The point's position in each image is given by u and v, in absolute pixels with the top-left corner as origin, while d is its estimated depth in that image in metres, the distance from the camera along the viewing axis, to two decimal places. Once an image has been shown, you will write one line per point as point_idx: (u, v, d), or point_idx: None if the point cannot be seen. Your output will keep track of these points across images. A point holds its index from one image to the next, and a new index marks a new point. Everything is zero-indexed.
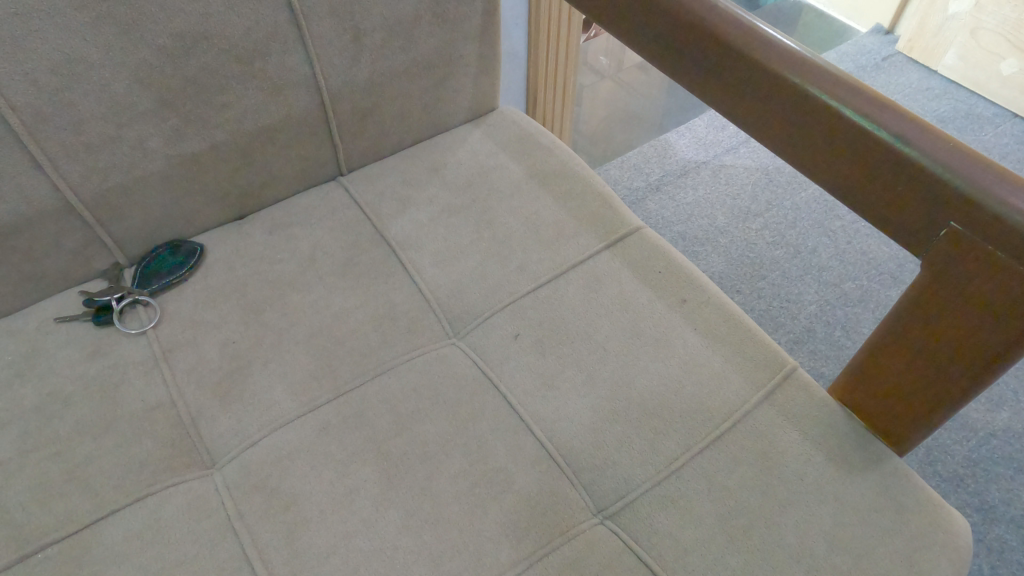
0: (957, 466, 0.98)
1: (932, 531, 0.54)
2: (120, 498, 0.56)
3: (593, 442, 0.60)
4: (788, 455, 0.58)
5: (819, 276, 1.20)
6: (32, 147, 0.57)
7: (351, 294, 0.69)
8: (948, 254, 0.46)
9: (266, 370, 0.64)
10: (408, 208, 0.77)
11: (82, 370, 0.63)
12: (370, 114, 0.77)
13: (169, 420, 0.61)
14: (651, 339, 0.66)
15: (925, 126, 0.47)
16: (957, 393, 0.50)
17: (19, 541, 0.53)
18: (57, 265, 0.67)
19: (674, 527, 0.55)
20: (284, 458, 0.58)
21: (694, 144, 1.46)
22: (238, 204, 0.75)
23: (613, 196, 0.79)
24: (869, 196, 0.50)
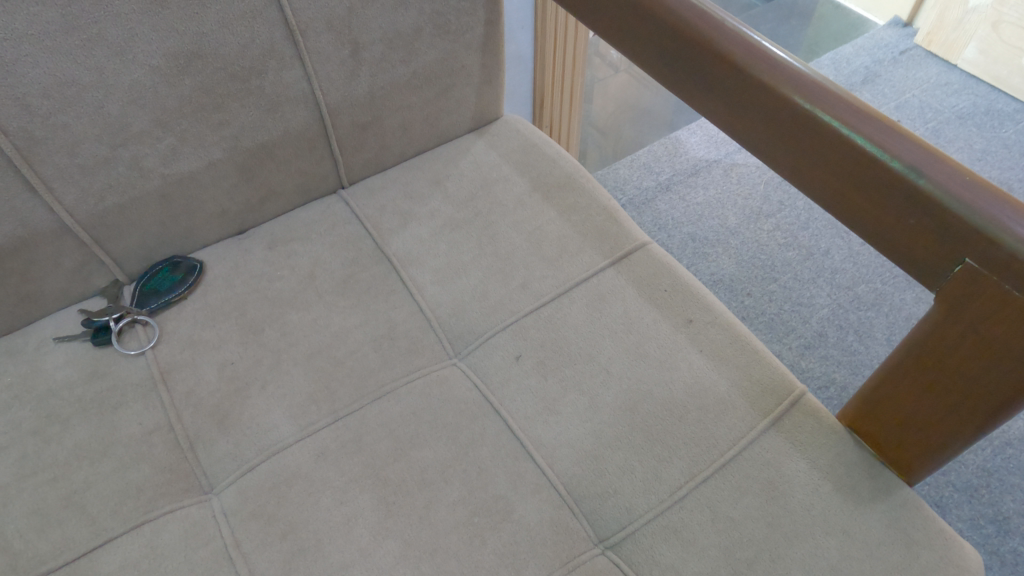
0: (971, 476, 0.96)
1: (943, 566, 0.53)
2: (118, 525, 0.55)
3: (594, 469, 0.59)
4: (794, 485, 0.57)
5: (831, 280, 1.18)
6: (26, 171, 0.57)
7: (351, 313, 0.69)
8: (963, 289, 0.44)
9: (264, 392, 0.63)
10: (409, 223, 0.76)
11: (81, 392, 0.63)
12: (370, 127, 0.75)
13: (166, 443, 0.60)
14: (656, 360, 0.65)
15: (939, 156, 0.45)
16: (971, 430, 0.48)
17: (18, 569, 0.53)
18: (56, 284, 0.66)
19: (676, 559, 0.54)
20: (282, 484, 0.58)
21: (705, 143, 1.43)
22: (238, 220, 0.74)
23: (619, 210, 0.77)
24: (881, 226, 0.49)
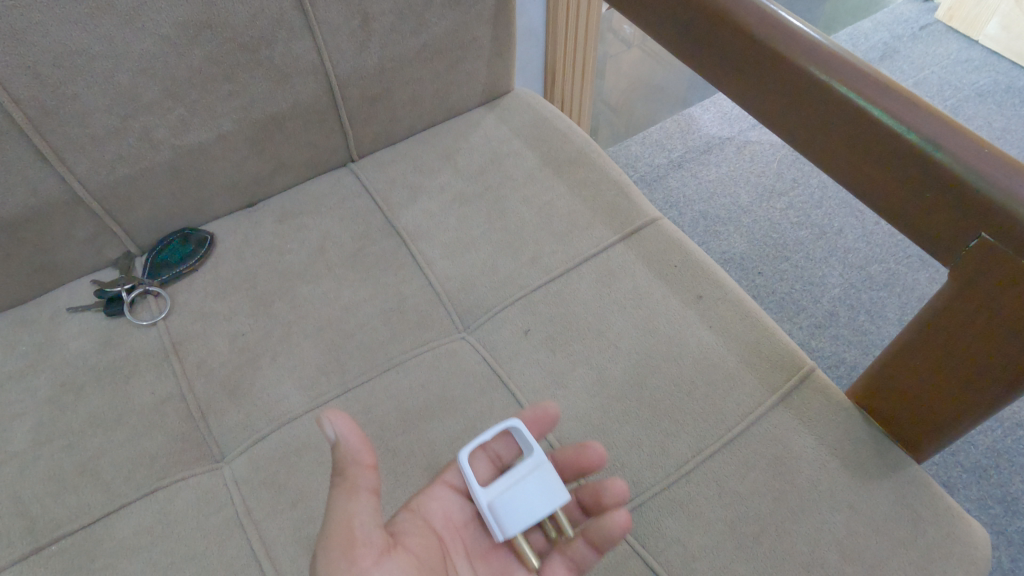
0: (980, 457, 0.95)
1: (949, 543, 0.53)
2: (132, 492, 0.56)
3: (602, 443, 0.59)
4: (802, 461, 0.57)
5: (844, 259, 1.17)
6: (37, 141, 0.57)
7: (360, 286, 0.69)
8: (979, 265, 0.43)
9: (275, 363, 0.64)
10: (419, 196, 0.76)
11: (95, 362, 0.63)
12: (380, 100, 0.75)
13: (178, 413, 0.61)
14: (665, 336, 0.65)
15: (958, 129, 0.44)
16: (983, 407, 0.48)
17: (34, 533, 0.54)
18: (68, 254, 0.67)
19: (682, 532, 0.54)
20: (292, 454, 0.58)
21: (718, 120, 1.41)
22: (247, 192, 0.74)
23: (630, 185, 0.77)
24: (896, 200, 0.48)
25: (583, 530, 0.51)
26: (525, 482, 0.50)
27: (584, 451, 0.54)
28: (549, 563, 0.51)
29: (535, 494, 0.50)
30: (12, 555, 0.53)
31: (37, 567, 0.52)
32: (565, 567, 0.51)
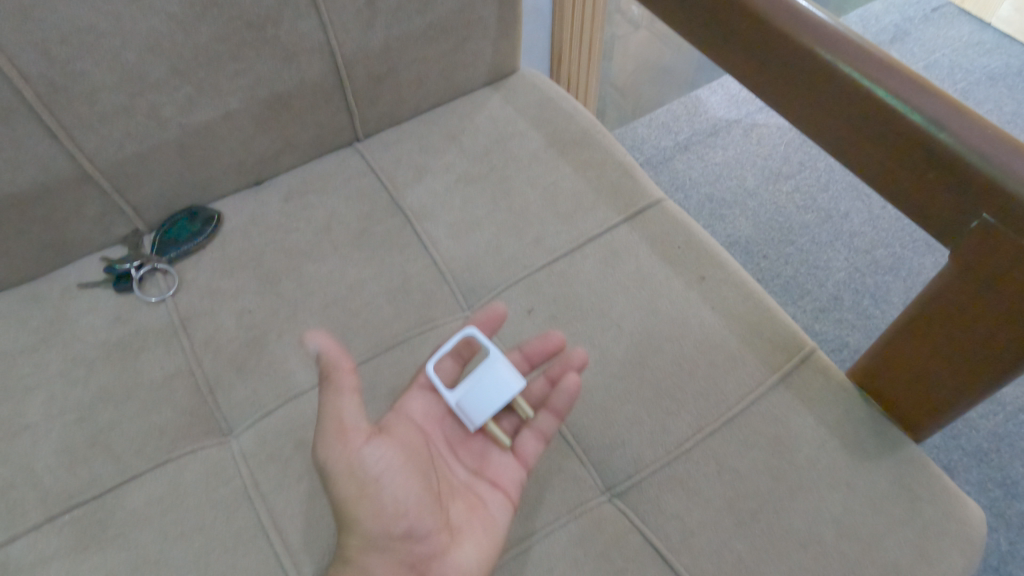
0: (981, 441, 0.96)
1: (945, 522, 0.54)
2: (142, 464, 0.57)
3: (603, 421, 0.60)
4: (801, 440, 0.57)
5: (849, 243, 1.17)
6: (46, 118, 0.57)
7: (366, 265, 0.69)
8: (980, 246, 0.44)
9: (282, 341, 0.64)
10: (424, 176, 0.76)
11: (105, 337, 0.65)
12: (385, 79, 0.75)
13: (187, 388, 0.62)
14: (667, 316, 0.65)
15: (962, 110, 0.44)
16: (981, 387, 0.48)
17: (48, 503, 0.55)
18: (78, 232, 0.68)
19: (681, 508, 0.55)
20: (298, 429, 0.59)
21: (725, 103, 1.41)
22: (254, 171, 0.75)
23: (634, 166, 0.77)
24: (899, 181, 0.48)
25: (547, 404, 0.58)
26: (482, 380, 0.57)
27: (545, 341, 0.61)
28: (520, 438, 0.58)
29: (491, 386, 0.57)
30: (26, 524, 0.54)
31: (51, 536, 0.54)
32: (534, 437, 0.58)
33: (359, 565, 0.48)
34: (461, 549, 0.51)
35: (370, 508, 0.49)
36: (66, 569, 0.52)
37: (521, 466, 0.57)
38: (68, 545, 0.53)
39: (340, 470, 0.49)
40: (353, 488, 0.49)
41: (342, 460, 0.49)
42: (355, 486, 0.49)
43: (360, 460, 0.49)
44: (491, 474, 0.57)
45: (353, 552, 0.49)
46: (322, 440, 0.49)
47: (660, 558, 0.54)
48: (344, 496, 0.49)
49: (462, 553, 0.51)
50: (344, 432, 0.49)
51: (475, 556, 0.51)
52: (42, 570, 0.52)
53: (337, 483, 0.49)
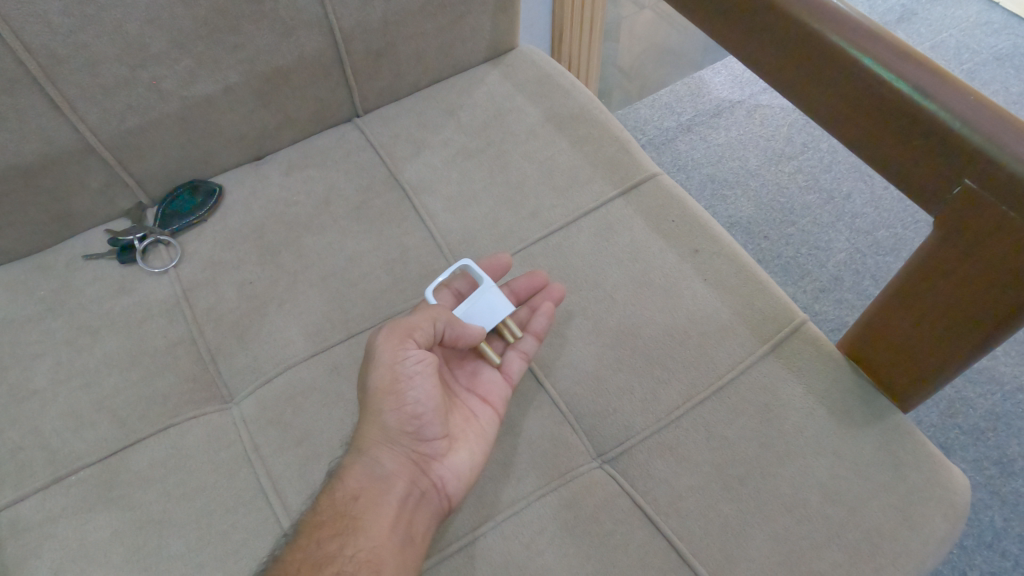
0: (978, 419, 0.94)
1: (930, 488, 0.55)
2: (146, 428, 0.59)
3: (595, 390, 0.61)
4: (790, 409, 0.58)
5: (851, 223, 1.16)
6: (50, 89, 0.59)
7: (364, 238, 0.70)
8: (962, 213, 0.44)
9: (281, 311, 0.66)
10: (423, 150, 0.77)
11: (110, 306, 0.66)
12: (384, 54, 0.76)
13: (190, 355, 0.64)
14: (661, 288, 0.66)
15: (946, 79, 0.45)
16: (964, 354, 0.49)
17: (55, 464, 0.57)
18: (83, 204, 0.69)
19: (670, 473, 0.57)
20: (298, 396, 0.61)
21: (729, 82, 1.40)
22: (255, 146, 0.76)
23: (631, 142, 0.77)
24: (886, 151, 0.49)
25: (527, 327, 0.62)
26: (478, 302, 0.62)
27: (531, 276, 0.64)
28: (506, 356, 0.62)
29: (483, 310, 0.62)
30: (34, 484, 0.56)
31: (59, 495, 0.56)
32: (518, 357, 0.62)
33: (371, 454, 0.55)
34: (456, 454, 0.57)
35: (394, 405, 0.55)
36: (72, 527, 0.54)
37: (507, 383, 0.61)
38: (75, 504, 0.55)
39: (383, 368, 0.54)
40: (387, 386, 0.54)
41: (391, 358, 0.54)
42: (389, 384, 0.54)
43: (403, 362, 0.54)
44: (484, 390, 0.61)
45: (368, 440, 0.55)
46: (381, 340, 0.55)
47: (648, 521, 0.55)
48: (376, 389, 0.55)
49: (456, 459, 0.57)
50: (405, 337, 0.55)
51: (467, 463, 0.56)
52: (50, 527, 0.54)
53: (377, 378, 0.55)
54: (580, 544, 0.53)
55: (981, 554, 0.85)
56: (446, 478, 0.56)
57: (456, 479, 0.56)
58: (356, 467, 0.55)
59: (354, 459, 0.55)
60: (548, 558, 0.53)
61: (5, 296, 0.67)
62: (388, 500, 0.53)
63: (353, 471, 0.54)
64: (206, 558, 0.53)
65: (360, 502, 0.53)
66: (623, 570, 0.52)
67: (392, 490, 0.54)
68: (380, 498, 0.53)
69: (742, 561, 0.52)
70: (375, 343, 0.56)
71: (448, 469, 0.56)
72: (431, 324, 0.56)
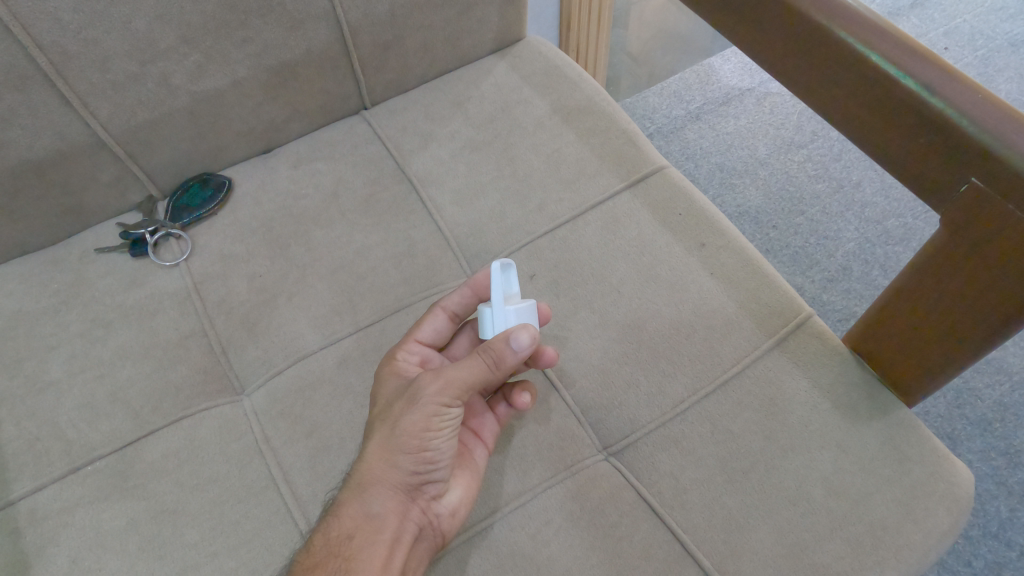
0: (986, 410, 0.94)
1: (933, 482, 0.55)
2: (159, 420, 0.60)
3: (601, 383, 0.62)
4: (794, 402, 0.59)
5: (860, 213, 1.15)
6: (61, 85, 0.59)
7: (372, 231, 0.71)
8: (969, 210, 0.44)
9: (291, 303, 0.67)
10: (430, 143, 0.77)
11: (122, 299, 0.67)
12: (391, 46, 0.76)
13: (201, 347, 0.65)
14: (667, 282, 0.66)
15: (954, 75, 0.44)
16: (969, 350, 0.49)
17: (71, 454, 0.58)
18: (94, 197, 0.70)
19: (675, 466, 0.57)
20: (307, 388, 0.62)
21: (738, 70, 1.39)
22: (264, 139, 0.77)
23: (638, 134, 0.77)
24: (894, 148, 0.49)
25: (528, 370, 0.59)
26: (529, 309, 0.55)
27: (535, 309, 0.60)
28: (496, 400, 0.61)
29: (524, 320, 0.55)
30: (52, 474, 0.58)
31: (75, 485, 0.57)
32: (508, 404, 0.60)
33: (373, 490, 0.50)
34: (450, 496, 0.54)
35: (416, 449, 0.50)
36: (89, 516, 0.55)
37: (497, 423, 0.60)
38: (91, 494, 0.56)
39: (422, 413, 0.49)
40: (417, 431, 0.49)
41: (433, 407, 0.50)
42: (420, 430, 0.49)
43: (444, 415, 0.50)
44: (472, 427, 0.59)
45: (371, 477, 0.50)
46: (429, 388, 0.50)
47: (653, 513, 0.56)
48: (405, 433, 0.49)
49: (450, 501, 0.54)
50: (453, 390, 0.50)
51: (460, 506, 0.54)
52: (67, 516, 0.55)
53: (409, 420, 0.50)
54: (586, 535, 0.54)
55: (986, 544, 0.85)
56: (440, 520, 0.53)
57: (448, 523, 0.53)
58: (354, 500, 0.50)
59: (352, 491, 0.50)
60: (554, 549, 0.54)
61: (21, 288, 0.68)
62: (383, 541, 0.49)
63: (348, 506, 0.50)
64: (219, 547, 0.54)
65: (355, 541, 0.48)
66: (629, 561, 0.53)
67: (388, 531, 0.49)
68: (374, 539, 0.49)
69: (746, 554, 0.53)
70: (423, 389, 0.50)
71: (442, 513, 0.53)
72: (485, 383, 0.51)
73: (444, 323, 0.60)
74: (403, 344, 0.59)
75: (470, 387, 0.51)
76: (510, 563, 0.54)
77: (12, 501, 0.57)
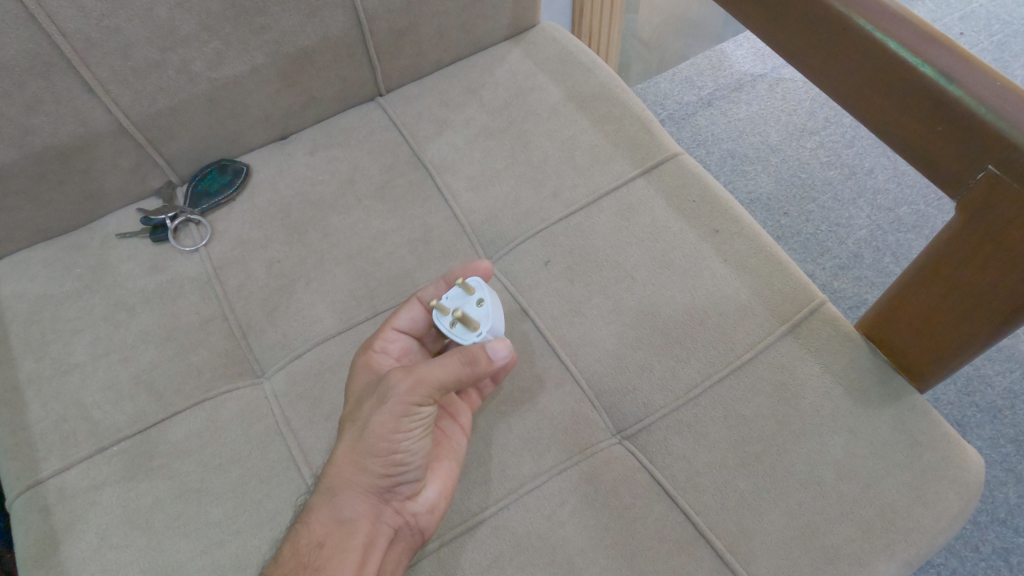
0: (995, 398, 0.94)
1: (943, 466, 0.56)
2: (182, 402, 0.62)
3: (615, 368, 0.63)
4: (806, 387, 0.59)
5: (872, 200, 1.15)
6: (84, 72, 0.60)
7: (388, 217, 0.72)
8: (985, 198, 0.45)
9: (309, 289, 0.68)
10: (445, 130, 0.78)
11: (144, 284, 0.68)
12: (407, 33, 0.76)
13: (222, 331, 0.66)
14: (680, 268, 0.67)
15: (972, 63, 0.45)
16: (981, 336, 0.50)
17: (97, 434, 0.60)
18: (115, 183, 0.71)
19: (688, 450, 0.58)
20: (326, 371, 0.63)
21: (751, 55, 1.38)
22: (280, 125, 0.77)
23: (652, 121, 0.77)
24: (910, 136, 0.49)
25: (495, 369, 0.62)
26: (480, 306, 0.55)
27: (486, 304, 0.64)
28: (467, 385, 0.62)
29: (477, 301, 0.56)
30: (79, 453, 0.59)
31: (102, 464, 0.58)
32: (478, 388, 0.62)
33: (343, 494, 0.52)
34: (427, 492, 0.55)
35: (385, 452, 0.51)
36: (116, 494, 0.57)
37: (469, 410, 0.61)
38: (117, 473, 0.58)
39: (387, 417, 0.50)
40: (383, 434, 0.50)
41: (401, 409, 0.50)
42: (387, 434, 0.50)
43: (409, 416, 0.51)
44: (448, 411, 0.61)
45: (341, 481, 0.52)
46: (398, 388, 0.50)
47: (666, 495, 0.57)
48: (370, 438, 0.50)
49: (427, 498, 0.55)
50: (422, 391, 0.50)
51: (437, 502, 0.55)
52: (95, 494, 0.57)
53: (376, 423, 0.50)
54: (600, 516, 0.55)
55: (993, 530, 0.86)
56: (416, 519, 0.54)
57: (426, 521, 0.54)
58: (325, 506, 0.52)
59: (323, 496, 0.52)
60: (569, 529, 0.55)
61: (45, 272, 0.69)
62: (354, 546, 0.51)
63: (321, 511, 0.52)
64: (242, 525, 0.55)
65: (325, 549, 0.50)
66: (642, 541, 0.54)
67: (358, 535, 0.52)
68: (345, 544, 0.51)
69: (758, 535, 0.54)
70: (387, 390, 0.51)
71: (419, 511, 0.54)
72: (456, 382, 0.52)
73: (421, 313, 0.60)
74: (381, 332, 0.59)
75: (441, 387, 0.51)
76: (526, 543, 0.55)
77: (41, 480, 0.58)
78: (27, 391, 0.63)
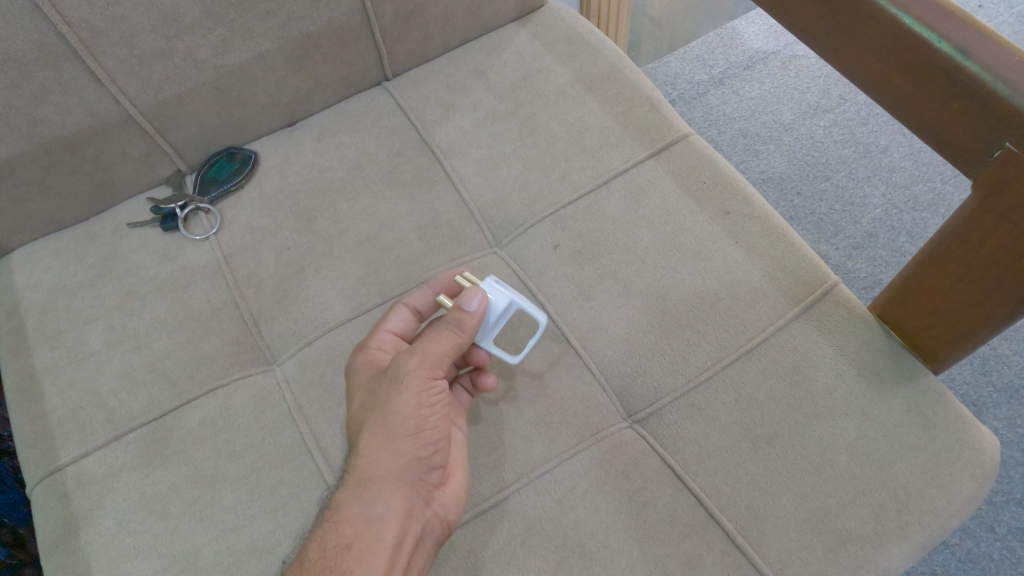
0: (1014, 377, 0.93)
1: (958, 448, 0.55)
2: (196, 389, 0.62)
3: (626, 351, 0.62)
4: (819, 369, 0.59)
5: (888, 177, 1.13)
6: (91, 62, 0.60)
7: (396, 202, 0.72)
8: (1005, 175, 0.44)
9: (319, 276, 0.68)
10: (453, 113, 0.77)
11: (156, 272, 0.69)
12: (412, 16, 0.75)
13: (233, 319, 0.66)
14: (691, 251, 0.66)
15: (990, 37, 0.43)
16: (1000, 315, 0.49)
17: (113, 422, 0.61)
18: (124, 172, 0.71)
19: (699, 433, 0.58)
20: (337, 357, 0.63)
21: (763, 32, 1.35)
22: (287, 112, 0.77)
23: (662, 101, 0.76)
24: (925, 112, 0.48)
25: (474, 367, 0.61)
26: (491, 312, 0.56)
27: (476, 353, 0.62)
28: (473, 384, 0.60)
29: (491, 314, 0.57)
30: (96, 440, 0.60)
31: (119, 451, 0.59)
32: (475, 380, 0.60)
33: (375, 489, 0.50)
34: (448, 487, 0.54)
35: (416, 432, 0.51)
36: (132, 480, 0.58)
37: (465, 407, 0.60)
38: (133, 460, 0.59)
39: (411, 391, 0.51)
40: (412, 411, 0.51)
41: (419, 383, 0.51)
42: (413, 409, 0.50)
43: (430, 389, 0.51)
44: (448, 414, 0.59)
45: (371, 475, 0.50)
46: (410, 362, 0.51)
47: (676, 479, 0.57)
48: (398, 417, 0.50)
49: (451, 491, 0.53)
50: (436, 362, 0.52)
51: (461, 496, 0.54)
52: (112, 481, 0.58)
53: (401, 402, 0.51)
54: (611, 500, 0.56)
55: (1010, 510, 0.85)
56: (445, 509, 0.52)
57: (451, 514, 0.53)
58: (355, 502, 0.49)
59: (352, 492, 0.50)
60: (580, 513, 0.55)
61: (57, 262, 0.70)
62: (383, 548, 0.48)
63: (348, 509, 0.49)
64: (257, 511, 0.56)
65: (353, 550, 0.48)
66: (653, 524, 0.54)
67: (389, 535, 0.49)
68: (377, 544, 0.48)
69: (770, 518, 0.54)
70: (401, 368, 0.51)
71: (446, 503, 0.52)
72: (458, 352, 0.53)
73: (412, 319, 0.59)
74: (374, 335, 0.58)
75: (446, 356, 0.52)
76: (537, 527, 0.55)
77: (60, 466, 0.59)
78: (44, 379, 0.64)
